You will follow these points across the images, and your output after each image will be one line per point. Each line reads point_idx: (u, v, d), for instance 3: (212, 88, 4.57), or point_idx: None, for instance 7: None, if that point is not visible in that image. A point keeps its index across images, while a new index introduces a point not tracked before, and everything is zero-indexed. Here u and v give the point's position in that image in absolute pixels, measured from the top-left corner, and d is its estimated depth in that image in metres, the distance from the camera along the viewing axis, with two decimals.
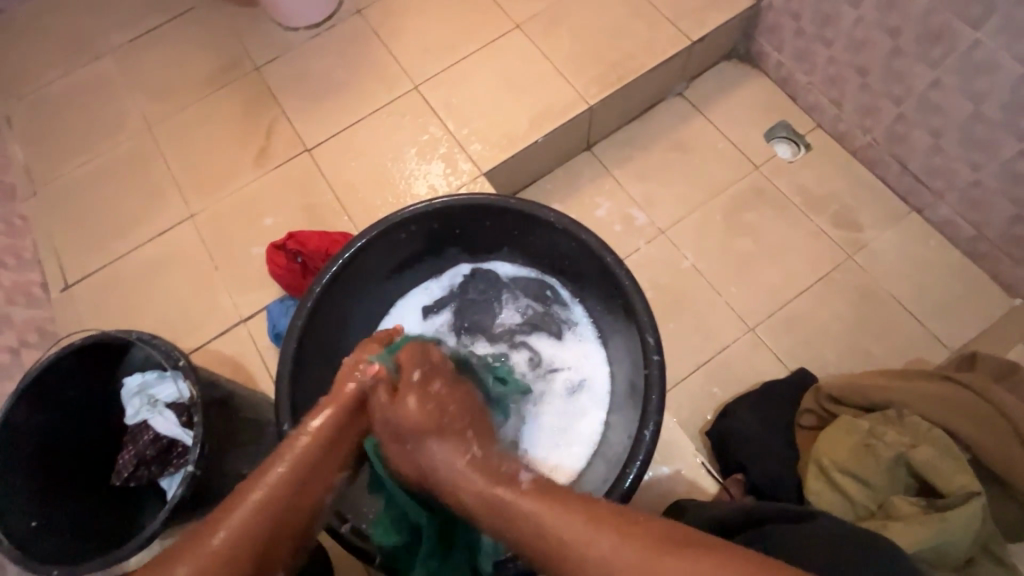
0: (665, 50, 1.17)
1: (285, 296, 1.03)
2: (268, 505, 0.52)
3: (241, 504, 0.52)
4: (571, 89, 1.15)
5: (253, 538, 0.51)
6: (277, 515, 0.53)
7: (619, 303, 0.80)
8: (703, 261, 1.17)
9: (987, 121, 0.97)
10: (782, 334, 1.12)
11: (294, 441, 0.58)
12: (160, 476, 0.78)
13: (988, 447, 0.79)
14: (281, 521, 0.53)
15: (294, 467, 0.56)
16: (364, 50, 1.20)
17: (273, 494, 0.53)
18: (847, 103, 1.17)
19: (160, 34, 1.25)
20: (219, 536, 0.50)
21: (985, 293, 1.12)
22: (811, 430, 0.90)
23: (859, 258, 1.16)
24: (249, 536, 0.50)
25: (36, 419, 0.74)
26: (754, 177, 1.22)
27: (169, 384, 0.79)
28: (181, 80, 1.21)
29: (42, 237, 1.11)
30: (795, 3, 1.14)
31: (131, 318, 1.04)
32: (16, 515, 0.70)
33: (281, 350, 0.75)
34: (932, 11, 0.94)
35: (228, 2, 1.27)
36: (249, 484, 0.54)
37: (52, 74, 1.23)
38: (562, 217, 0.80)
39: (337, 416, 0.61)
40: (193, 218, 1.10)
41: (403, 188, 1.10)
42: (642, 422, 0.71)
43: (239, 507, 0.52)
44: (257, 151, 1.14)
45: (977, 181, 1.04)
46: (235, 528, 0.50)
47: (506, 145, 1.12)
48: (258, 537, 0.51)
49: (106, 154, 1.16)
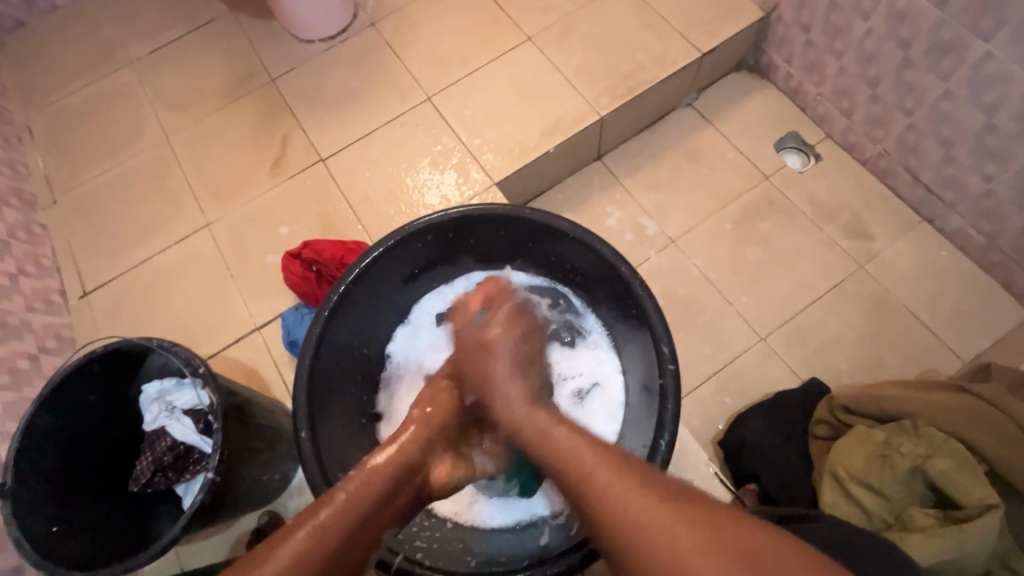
0: (675, 61, 1.18)
1: (299, 304, 1.04)
2: (339, 525, 0.49)
3: (318, 515, 0.49)
4: (582, 100, 1.16)
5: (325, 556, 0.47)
6: (347, 534, 0.49)
7: (633, 313, 0.81)
8: (714, 270, 1.17)
9: (999, 132, 0.97)
10: (793, 343, 1.12)
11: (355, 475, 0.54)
12: (177, 482, 0.79)
13: (1008, 459, 0.78)
14: (348, 544, 0.49)
15: (367, 483, 0.54)
16: (377, 62, 1.22)
17: (344, 510, 0.50)
18: (857, 114, 1.18)
19: (178, 46, 1.28)
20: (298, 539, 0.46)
21: (998, 303, 1.12)
22: (823, 440, 0.89)
23: (870, 267, 1.16)
24: (317, 552, 0.46)
25: (56, 426, 0.74)
26: (764, 187, 1.22)
27: (188, 391, 0.79)
28: (198, 91, 1.23)
29: (61, 245, 1.12)
30: (804, 15, 1.15)
31: (148, 325, 1.06)
32: (38, 520, 0.71)
33: (298, 357, 0.76)
34: (943, 24, 0.95)
35: (244, 15, 1.29)
36: (322, 500, 0.51)
37: (73, 85, 1.26)
38: (577, 227, 0.80)
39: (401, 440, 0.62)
40: (209, 226, 1.12)
41: (417, 198, 1.11)
42: (657, 431, 0.71)
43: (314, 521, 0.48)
44: (272, 161, 1.16)
45: (989, 192, 1.04)
46: (311, 536, 0.47)
47: (518, 155, 1.13)
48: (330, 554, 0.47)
49: (125, 163, 1.18)
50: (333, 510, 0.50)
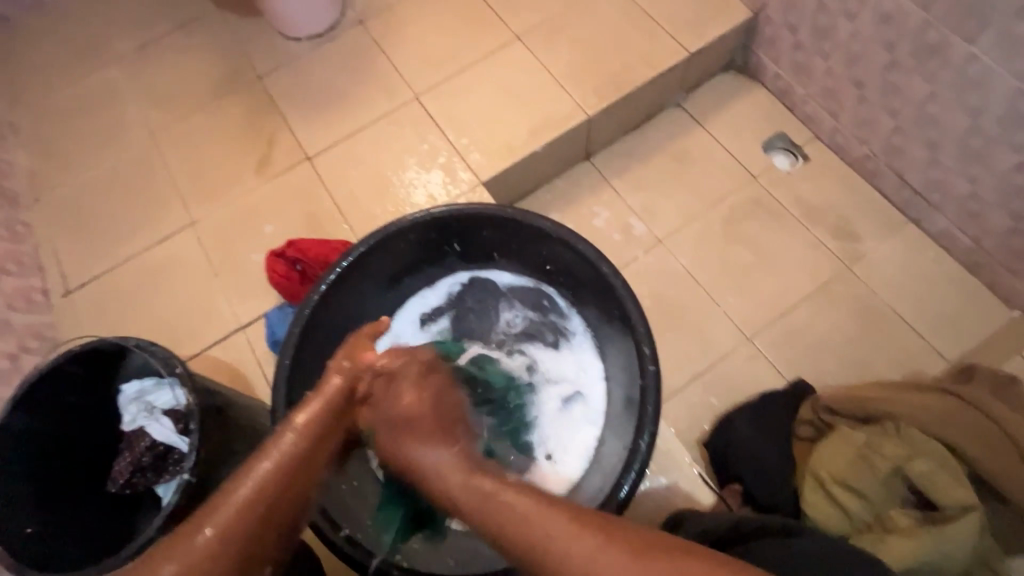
0: (663, 61, 1.18)
1: (283, 304, 1.03)
2: (254, 506, 0.47)
3: (228, 498, 0.47)
4: (570, 100, 1.16)
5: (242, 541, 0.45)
6: (264, 514, 0.47)
7: (616, 314, 0.80)
8: (701, 271, 1.17)
9: (983, 134, 0.97)
10: (779, 344, 1.12)
11: (271, 447, 0.51)
12: (156, 483, 0.78)
13: (988, 460, 0.78)
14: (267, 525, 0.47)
15: (290, 455, 0.51)
16: (364, 60, 1.22)
17: (259, 492, 0.47)
18: (844, 115, 1.18)
19: (164, 44, 1.27)
20: (204, 534, 0.44)
21: (983, 304, 1.12)
22: (807, 442, 0.90)
23: (857, 269, 1.16)
24: (227, 537, 0.45)
25: (33, 426, 0.74)
26: (752, 187, 1.22)
27: (166, 391, 0.78)
28: (183, 89, 1.22)
29: (44, 244, 1.11)
30: (792, 17, 1.15)
31: (131, 325, 1.05)
32: (10, 523, 0.70)
33: (278, 357, 0.75)
34: (927, 26, 0.95)
35: (232, 13, 1.28)
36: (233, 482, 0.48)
37: (58, 82, 1.25)
38: (559, 227, 0.80)
39: (325, 394, 0.56)
40: (193, 225, 1.11)
41: (403, 197, 1.10)
42: (638, 432, 0.71)
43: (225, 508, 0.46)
44: (258, 159, 1.15)
45: (974, 194, 1.05)
46: (224, 523, 0.45)
47: (505, 155, 1.13)
48: (248, 536, 0.46)
49: (109, 161, 1.17)
50: (248, 488, 0.47)
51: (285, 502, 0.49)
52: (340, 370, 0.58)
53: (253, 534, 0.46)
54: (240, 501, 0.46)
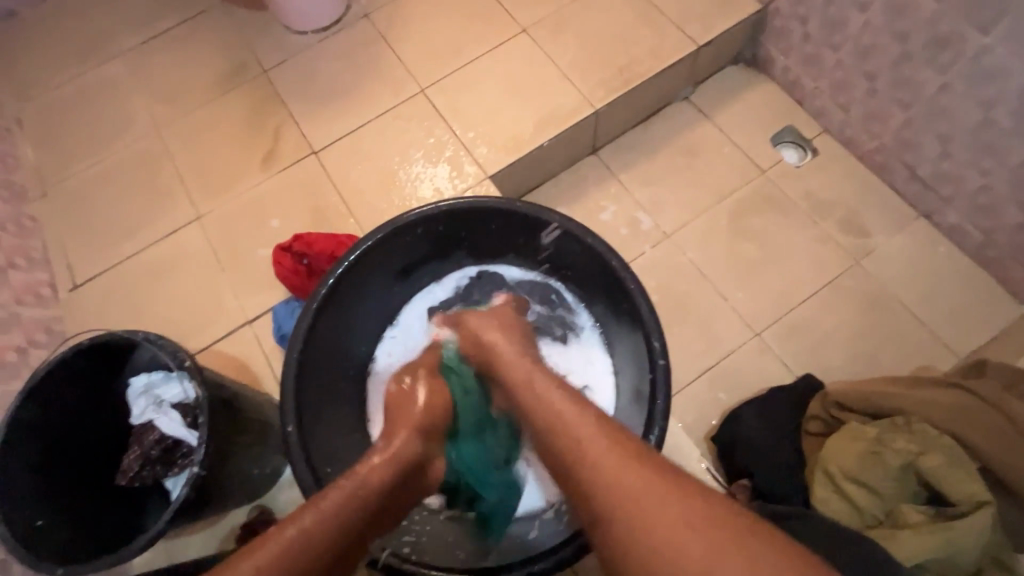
0: (671, 54, 1.17)
1: (290, 298, 1.03)
2: (330, 523, 0.51)
3: (294, 521, 0.50)
4: (577, 93, 1.15)
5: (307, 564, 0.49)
6: (339, 532, 0.51)
7: (624, 308, 0.80)
8: (709, 265, 1.16)
9: (996, 127, 0.96)
10: (787, 339, 1.11)
11: (343, 479, 0.56)
12: (165, 476, 0.78)
13: (999, 454, 0.77)
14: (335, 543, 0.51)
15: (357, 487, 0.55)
16: (369, 54, 1.21)
17: (338, 511, 0.52)
18: (854, 108, 1.17)
19: (170, 38, 1.26)
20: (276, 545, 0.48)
21: (994, 299, 1.11)
22: (817, 436, 0.89)
23: (866, 263, 1.15)
24: (294, 554, 0.48)
25: (43, 419, 0.74)
26: (760, 181, 1.21)
27: (175, 384, 0.78)
28: (188, 83, 1.22)
29: (51, 238, 1.12)
30: (802, 8, 1.14)
31: (139, 319, 1.05)
32: (22, 515, 0.70)
33: (286, 352, 0.75)
34: (940, 17, 0.94)
35: (237, 6, 1.28)
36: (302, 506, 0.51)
37: (63, 76, 1.25)
38: (568, 221, 0.79)
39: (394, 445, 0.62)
40: (200, 220, 1.11)
41: (409, 191, 1.10)
42: (648, 427, 0.71)
43: (305, 518, 0.50)
44: (264, 153, 1.15)
45: (986, 187, 1.04)
46: (292, 540, 0.48)
47: (512, 149, 1.12)
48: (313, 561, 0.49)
49: (115, 155, 1.17)
50: (328, 503, 0.52)
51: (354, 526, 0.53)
52: (411, 430, 0.64)
53: (326, 551, 0.50)
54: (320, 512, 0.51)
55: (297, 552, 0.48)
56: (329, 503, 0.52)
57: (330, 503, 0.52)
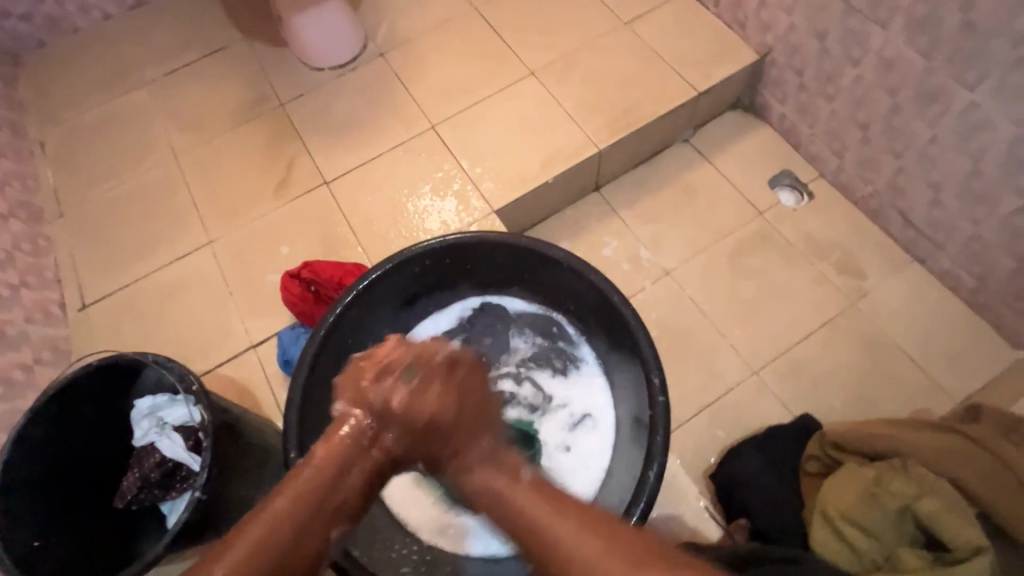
0: (672, 100, 1.22)
1: (297, 324, 1.05)
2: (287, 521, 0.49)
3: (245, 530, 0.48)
4: (583, 133, 1.20)
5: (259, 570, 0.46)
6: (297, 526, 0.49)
7: (625, 342, 0.82)
8: (708, 302, 1.18)
9: (985, 178, 1.00)
10: (786, 379, 1.12)
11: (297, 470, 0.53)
12: (163, 500, 0.78)
13: (992, 497, 0.78)
14: (296, 547, 0.49)
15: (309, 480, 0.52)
16: (384, 90, 1.26)
17: (292, 507, 0.50)
18: (849, 154, 1.21)
19: (193, 70, 1.32)
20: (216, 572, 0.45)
21: (987, 343, 1.13)
22: (816, 477, 0.89)
23: (862, 305, 1.17)
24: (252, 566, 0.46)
25: (47, 439, 0.75)
26: (758, 222, 1.25)
27: (180, 407, 0.79)
28: (208, 113, 1.27)
29: (64, 258, 1.14)
30: (797, 60, 1.19)
31: (147, 340, 1.06)
32: (19, 534, 0.70)
33: (291, 378, 0.77)
34: (929, 74, 0.99)
35: (260, 42, 1.34)
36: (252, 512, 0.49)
37: (88, 103, 1.30)
38: (571, 256, 0.82)
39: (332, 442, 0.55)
40: (212, 244, 1.14)
41: (416, 223, 1.13)
42: (647, 463, 0.71)
43: (254, 530, 0.48)
44: (278, 182, 1.19)
45: (977, 235, 1.06)
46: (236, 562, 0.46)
47: (517, 184, 1.16)
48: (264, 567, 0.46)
49: (133, 181, 1.21)
50: (280, 504, 0.50)
51: (316, 521, 0.51)
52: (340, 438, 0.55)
53: (283, 551, 0.48)
54: (269, 517, 0.49)
55: (265, 546, 0.47)
56: (280, 503, 0.50)
57: (275, 505, 0.50)
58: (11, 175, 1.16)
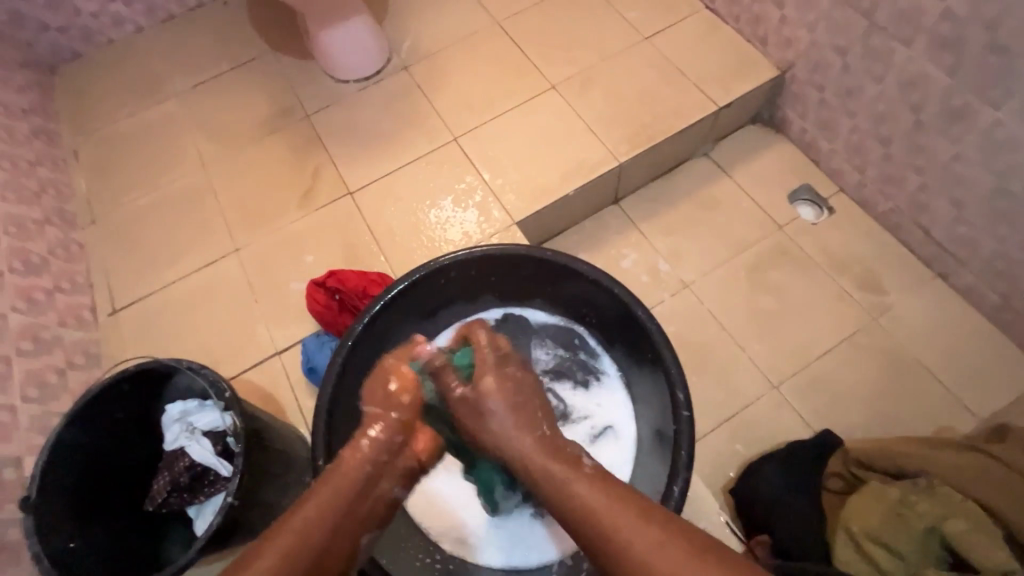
0: (692, 114, 1.23)
1: (321, 332, 1.06)
2: (317, 526, 0.53)
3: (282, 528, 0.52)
4: (603, 146, 1.21)
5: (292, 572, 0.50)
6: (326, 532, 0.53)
7: (648, 356, 0.82)
8: (727, 316, 1.18)
9: (1010, 195, 0.99)
10: (806, 394, 1.12)
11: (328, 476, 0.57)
12: (191, 504, 0.80)
13: (1023, 520, 0.76)
14: (326, 550, 0.53)
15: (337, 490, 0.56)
16: (407, 103, 1.29)
17: (317, 517, 0.53)
18: (870, 170, 1.21)
19: (221, 82, 1.35)
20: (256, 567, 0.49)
21: (1012, 361, 1.12)
22: (839, 494, 0.89)
23: (883, 320, 1.17)
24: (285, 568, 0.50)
25: (82, 441, 0.77)
26: (778, 237, 1.25)
27: (209, 413, 0.80)
28: (236, 124, 1.30)
29: (96, 264, 1.17)
30: (818, 76, 1.20)
31: (175, 345, 1.09)
32: (55, 535, 0.72)
33: (319, 387, 0.79)
34: (953, 91, 0.99)
35: (287, 55, 1.37)
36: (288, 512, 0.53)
37: (120, 113, 1.33)
38: (595, 270, 0.83)
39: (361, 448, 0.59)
40: (238, 252, 1.16)
41: (438, 234, 1.15)
42: (671, 477, 0.72)
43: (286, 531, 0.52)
44: (303, 191, 1.21)
45: (1002, 252, 1.06)
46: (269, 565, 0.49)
47: (538, 196, 1.17)
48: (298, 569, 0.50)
49: (163, 189, 1.24)
50: (312, 512, 0.53)
51: (342, 528, 0.54)
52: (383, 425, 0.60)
53: (313, 555, 0.51)
54: (298, 526, 0.52)
55: (295, 551, 0.51)
56: (307, 510, 0.54)
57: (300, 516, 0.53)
58: (47, 183, 1.19)
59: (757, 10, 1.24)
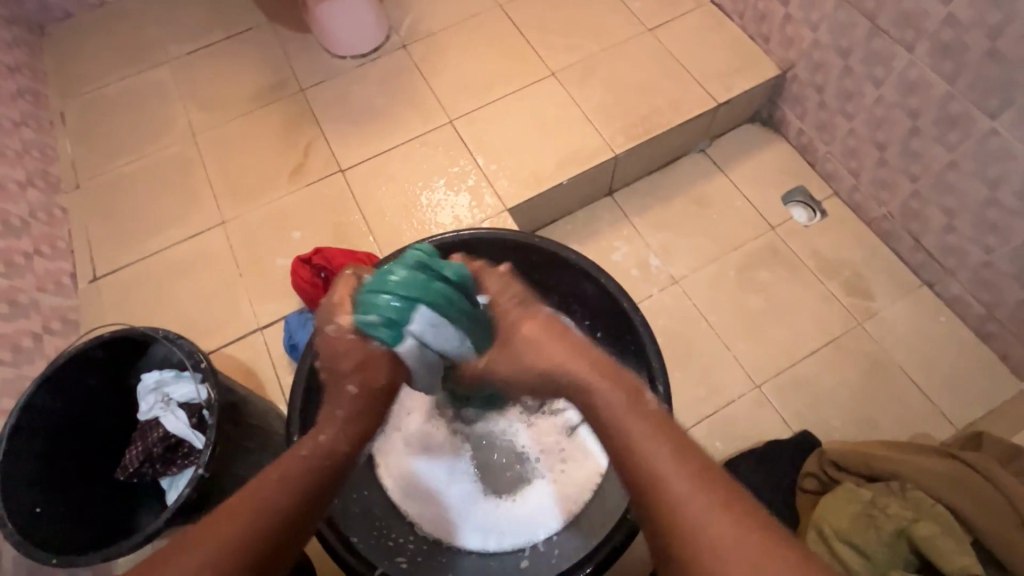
0: (691, 109, 1.22)
1: (304, 309, 1.05)
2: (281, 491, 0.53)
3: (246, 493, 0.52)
4: (600, 137, 1.20)
5: (249, 528, 0.49)
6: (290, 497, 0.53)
7: (630, 348, 0.83)
8: (714, 313, 1.18)
9: (999, 206, 1.00)
10: (787, 394, 1.12)
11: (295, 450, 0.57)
12: (164, 474, 0.79)
13: (990, 528, 0.77)
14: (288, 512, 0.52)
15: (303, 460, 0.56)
16: (403, 82, 1.27)
17: (281, 482, 0.53)
18: (864, 174, 1.21)
19: (215, 51, 1.32)
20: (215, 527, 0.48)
21: (992, 372, 1.13)
22: (812, 495, 0.89)
23: (869, 326, 1.17)
24: (242, 526, 0.49)
25: (52, 407, 0.75)
26: (769, 236, 1.25)
27: (186, 384, 0.80)
28: (228, 94, 1.27)
29: (77, 230, 1.15)
30: (819, 77, 1.19)
31: (156, 316, 1.07)
32: (20, 500, 0.70)
33: (297, 363, 0.77)
34: (952, 99, 0.98)
35: (283, 26, 1.34)
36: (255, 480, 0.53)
37: (110, 76, 1.30)
38: (583, 259, 0.83)
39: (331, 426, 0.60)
40: (224, 225, 1.14)
41: (429, 216, 1.14)
42: None
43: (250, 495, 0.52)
44: (294, 167, 1.19)
45: (989, 263, 1.06)
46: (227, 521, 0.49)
47: (532, 185, 1.16)
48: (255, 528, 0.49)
49: (150, 156, 1.22)
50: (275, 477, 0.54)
51: (304, 495, 0.54)
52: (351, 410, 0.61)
53: (274, 517, 0.51)
54: (260, 487, 0.52)
55: (258, 509, 0.50)
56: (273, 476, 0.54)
57: (248, 496, 0.51)
58: (31, 144, 1.17)
59: (762, 6, 1.23)
